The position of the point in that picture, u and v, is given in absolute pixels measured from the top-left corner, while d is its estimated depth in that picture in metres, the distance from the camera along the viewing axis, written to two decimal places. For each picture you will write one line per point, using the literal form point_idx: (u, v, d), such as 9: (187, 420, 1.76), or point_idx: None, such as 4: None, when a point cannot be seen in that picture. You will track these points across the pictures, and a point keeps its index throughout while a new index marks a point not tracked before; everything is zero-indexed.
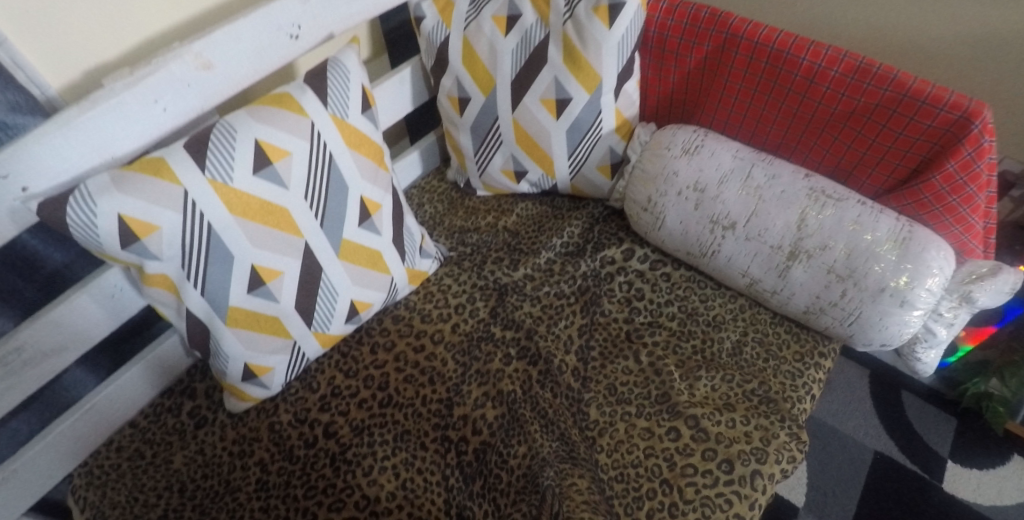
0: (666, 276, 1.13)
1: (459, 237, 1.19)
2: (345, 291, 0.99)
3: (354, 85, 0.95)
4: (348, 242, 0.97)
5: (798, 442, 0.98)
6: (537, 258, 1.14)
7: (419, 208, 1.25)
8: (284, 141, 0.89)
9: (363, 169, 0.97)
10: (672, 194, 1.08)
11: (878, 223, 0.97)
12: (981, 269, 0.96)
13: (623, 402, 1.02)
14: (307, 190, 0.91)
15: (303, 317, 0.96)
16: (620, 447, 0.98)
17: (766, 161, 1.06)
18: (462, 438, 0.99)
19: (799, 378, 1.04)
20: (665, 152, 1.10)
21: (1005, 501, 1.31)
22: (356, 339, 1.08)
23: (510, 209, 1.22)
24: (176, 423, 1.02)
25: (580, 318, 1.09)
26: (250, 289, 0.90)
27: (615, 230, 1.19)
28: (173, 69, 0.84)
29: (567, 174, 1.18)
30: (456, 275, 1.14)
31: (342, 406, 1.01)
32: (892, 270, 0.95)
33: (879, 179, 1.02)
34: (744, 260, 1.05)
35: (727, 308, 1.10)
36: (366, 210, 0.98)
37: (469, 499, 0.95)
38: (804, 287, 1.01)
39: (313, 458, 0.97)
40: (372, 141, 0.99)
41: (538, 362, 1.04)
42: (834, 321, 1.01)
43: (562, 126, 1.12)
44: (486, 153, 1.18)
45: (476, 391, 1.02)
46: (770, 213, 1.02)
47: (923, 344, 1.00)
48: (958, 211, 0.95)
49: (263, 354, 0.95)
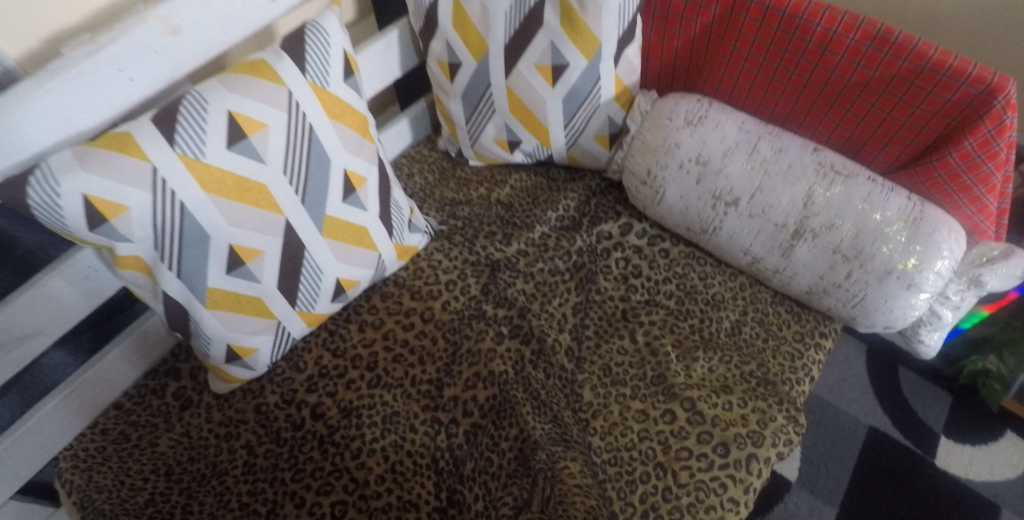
0: (665, 252, 1.10)
1: (450, 210, 1.15)
2: (330, 268, 0.95)
3: (334, 50, 0.90)
4: (332, 218, 0.93)
5: (795, 425, 0.95)
6: (531, 232, 1.11)
7: (409, 179, 1.20)
8: (259, 112, 0.84)
9: (347, 141, 0.92)
10: (673, 167, 1.03)
11: (888, 202, 0.93)
12: (992, 252, 0.93)
13: (618, 383, 0.99)
14: (285, 164, 0.87)
15: (286, 296, 0.93)
16: (614, 430, 0.96)
17: (772, 133, 1.01)
18: (452, 420, 0.96)
19: (799, 359, 1.01)
20: (666, 122, 1.04)
21: (996, 477, 1.30)
22: (343, 316, 1.05)
23: (503, 181, 1.18)
24: (161, 405, 1.00)
25: (575, 296, 1.06)
26: (229, 270, 0.86)
27: (613, 204, 1.15)
28: (137, 35, 0.78)
29: (562, 144, 1.13)
30: (446, 250, 1.10)
31: (329, 387, 0.99)
32: (901, 252, 0.91)
33: (891, 154, 0.98)
34: (746, 238, 1.01)
35: (727, 286, 1.06)
36: (351, 184, 0.94)
37: (460, 482, 0.92)
38: (808, 267, 0.98)
39: (301, 440, 0.95)
40: (356, 111, 0.94)
41: (531, 341, 1.02)
42: (836, 302, 0.98)
43: (558, 95, 1.06)
44: (478, 122, 1.13)
45: (467, 371, 1.00)
46: (775, 189, 0.98)
47: (927, 327, 0.97)
48: (973, 191, 0.91)
49: (247, 334, 0.92)
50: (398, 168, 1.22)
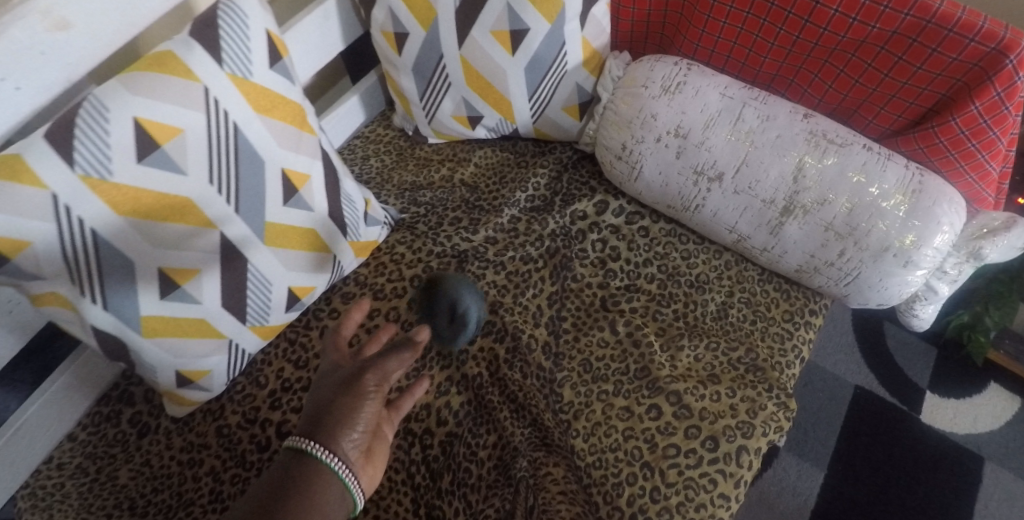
0: (644, 230, 1.02)
1: (410, 196, 1.07)
2: (280, 278, 0.88)
3: (254, 33, 0.79)
4: (274, 225, 0.84)
5: (786, 410, 0.89)
6: (499, 217, 1.03)
7: (364, 161, 1.13)
8: (173, 116, 0.75)
9: (280, 137, 0.83)
10: (650, 141, 0.93)
11: (885, 173, 0.85)
12: (994, 222, 0.87)
13: (599, 380, 0.92)
14: (210, 172, 0.78)
15: (233, 313, 0.85)
16: (597, 431, 0.89)
17: (758, 98, 0.91)
18: (426, 431, 0.91)
19: (788, 340, 0.95)
20: (642, 90, 0.94)
21: (980, 429, 1.31)
22: (304, 323, 0.98)
23: (466, 158, 1.11)
24: (117, 434, 0.93)
25: (550, 286, 0.99)
26: (163, 295, 0.79)
27: (586, 179, 1.07)
28: (16, 34, 0.68)
29: (528, 117, 1.03)
30: (409, 242, 1.03)
31: (294, 402, 0.93)
32: (898, 228, 0.84)
33: (887, 119, 0.89)
34: (731, 215, 0.92)
35: (712, 266, 1.00)
36: (292, 185, 0.85)
37: (438, 497, 0.88)
38: (798, 245, 0.90)
39: (268, 463, 0.90)
40: (290, 101, 0.84)
41: (505, 339, 0.95)
42: (828, 280, 0.92)
43: (519, 64, 0.96)
44: (434, 98, 1.04)
45: (438, 376, 0.94)
46: (762, 162, 0.88)
47: (922, 301, 0.92)
48: (976, 158, 0.85)
49: (196, 357, 0.85)
50: (352, 151, 1.15)
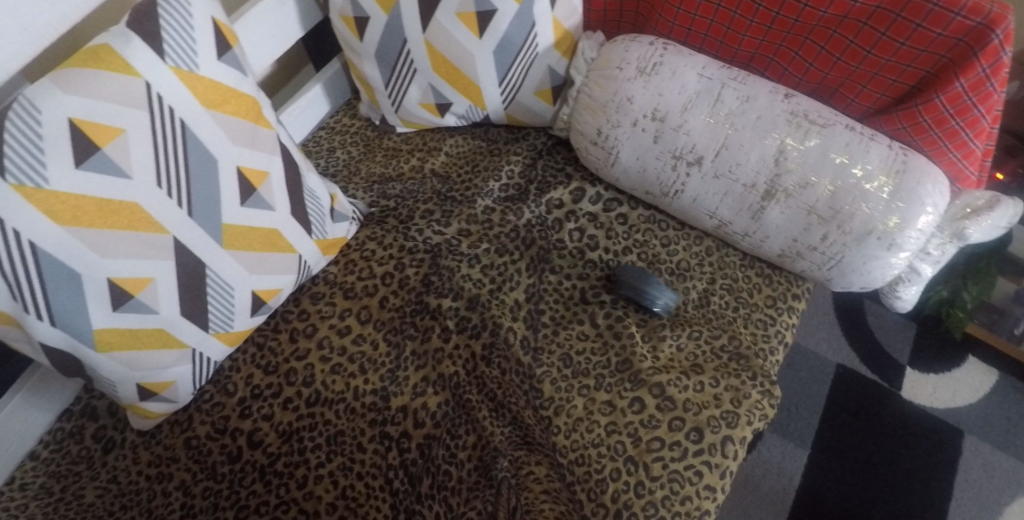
0: (623, 218, 0.99)
1: (379, 189, 1.04)
2: (241, 282, 0.86)
3: (197, 22, 0.76)
4: (232, 227, 0.83)
5: (771, 398, 0.88)
6: (473, 208, 1.00)
7: (330, 154, 1.09)
8: (113, 116, 0.72)
9: (232, 133, 0.80)
10: (627, 126, 0.89)
11: (868, 153, 0.82)
12: (977, 202, 0.86)
13: (580, 374, 0.89)
14: (158, 174, 0.75)
15: (193, 320, 0.84)
16: (579, 427, 0.86)
17: (737, 79, 0.87)
18: (403, 434, 0.88)
19: (771, 326, 0.93)
20: (616, 72, 0.89)
21: (960, 403, 1.32)
22: (272, 327, 0.95)
23: (437, 148, 1.07)
24: (82, 450, 0.90)
25: (527, 278, 0.95)
26: (116, 307, 0.77)
27: (562, 165, 1.03)
28: None
29: (499, 103, 0.99)
30: (379, 237, 1.00)
31: (265, 409, 0.90)
32: (882, 210, 0.81)
33: (870, 98, 0.87)
34: (712, 200, 0.89)
35: (693, 252, 0.97)
36: (248, 182, 0.82)
37: (418, 502, 0.85)
38: (780, 230, 0.87)
39: (240, 474, 0.87)
40: (242, 94, 0.81)
41: (481, 334, 0.92)
42: (811, 265, 0.89)
43: (487, 47, 0.92)
44: (400, 85, 0.99)
45: (414, 376, 0.91)
46: (743, 145, 0.85)
47: (905, 282, 0.91)
48: (959, 136, 0.83)
49: (157, 368, 0.84)
50: (316, 143, 1.11)
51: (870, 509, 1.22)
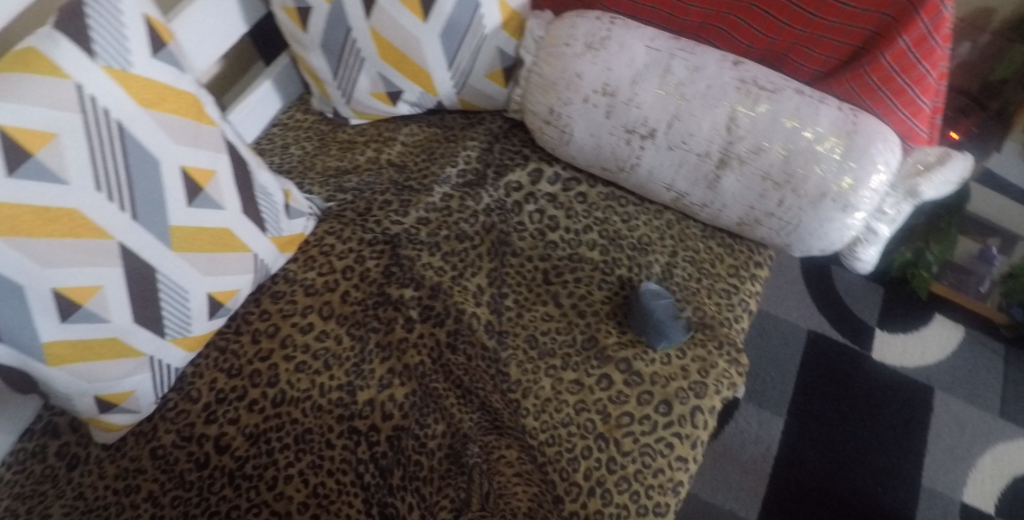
0: (582, 196, 0.98)
1: (336, 183, 1.02)
2: (195, 284, 0.85)
3: (127, 18, 0.75)
4: (180, 229, 0.82)
5: (738, 366, 0.89)
6: (430, 196, 0.98)
7: (283, 150, 1.06)
8: (44, 120, 0.71)
9: (173, 132, 0.80)
10: (578, 102, 0.88)
11: (818, 116, 0.82)
12: (928, 158, 0.87)
13: (546, 355, 0.89)
14: (96, 178, 0.74)
15: (147, 327, 0.83)
16: (547, 407, 0.86)
17: (685, 49, 0.87)
18: (371, 428, 0.87)
19: (734, 294, 0.93)
20: (564, 49, 0.88)
21: (928, 360, 1.34)
22: (233, 329, 0.93)
23: (392, 137, 1.05)
24: (45, 469, 0.87)
25: (488, 263, 0.95)
26: (63, 317, 0.76)
27: (519, 147, 1.02)
28: None
29: (451, 88, 0.98)
30: (338, 231, 0.98)
31: (230, 413, 0.88)
32: (835, 172, 0.81)
33: (818, 62, 0.87)
34: (668, 172, 0.89)
35: (653, 226, 0.97)
36: (194, 182, 0.82)
37: (391, 494, 0.84)
38: (736, 198, 0.87)
39: (208, 480, 0.85)
40: (181, 91, 0.80)
41: (445, 322, 0.91)
42: (770, 231, 0.89)
43: (433, 30, 0.90)
44: (347, 75, 0.97)
45: (379, 369, 0.90)
46: (694, 115, 0.84)
47: (864, 243, 0.91)
48: (908, 94, 0.83)
49: (115, 378, 0.82)
50: (270, 139, 1.08)
51: (847, 470, 1.24)
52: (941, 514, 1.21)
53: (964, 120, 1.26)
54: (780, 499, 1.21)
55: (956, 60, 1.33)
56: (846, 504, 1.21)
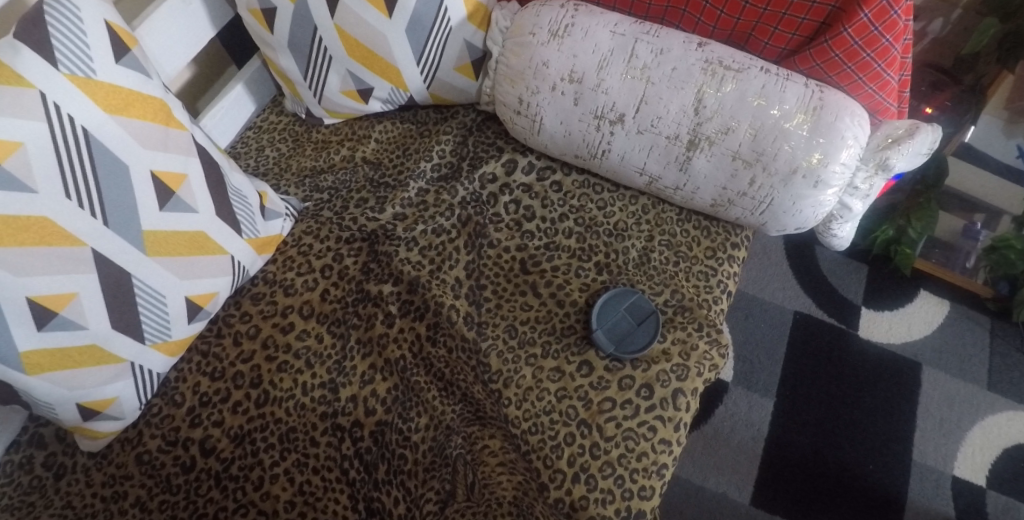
0: (557, 185, 0.99)
1: (312, 183, 1.02)
2: (172, 288, 0.85)
3: (88, 26, 0.76)
4: (154, 233, 0.82)
5: (719, 347, 0.88)
6: (406, 191, 0.99)
7: (259, 153, 1.07)
8: (10, 129, 0.71)
9: (141, 137, 0.80)
10: (546, 90, 0.89)
11: (784, 93, 0.83)
12: (897, 132, 0.87)
13: (526, 344, 0.89)
14: (66, 186, 0.75)
15: (125, 332, 0.83)
16: (529, 396, 0.86)
17: (650, 32, 0.87)
18: (355, 424, 0.87)
19: (713, 276, 0.93)
20: (529, 38, 0.89)
21: (915, 336, 1.35)
22: (214, 332, 0.93)
23: (367, 135, 1.05)
24: (32, 480, 0.86)
25: (466, 255, 0.95)
26: (40, 327, 0.77)
27: (493, 139, 1.02)
28: None
29: (420, 83, 0.98)
30: (315, 231, 0.98)
31: (215, 416, 0.88)
32: (803, 148, 0.82)
33: (783, 40, 0.87)
34: (639, 156, 0.89)
35: (629, 212, 0.97)
36: (165, 186, 0.82)
37: (376, 489, 0.85)
38: (708, 179, 0.87)
39: (195, 483, 0.85)
40: (148, 96, 0.81)
41: (425, 316, 0.92)
42: (744, 211, 0.89)
43: (398, 26, 0.91)
44: (318, 75, 0.98)
45: (361, 365, 0.91)
46: (661, 98, 0.85)
47: (839, 220, 0.92)
48: (873, 68, 0.83)
49: (96, 385, 0.82)
50: (245, 143, 1.08)
51: (838, 449, 1.24)
52: (933, 488, 1.21)
53: (941, 94, 1.27)
54: (774, 480, 1.21)
55: (929, 36, 1.33)
56: (839, 483, 1.21)
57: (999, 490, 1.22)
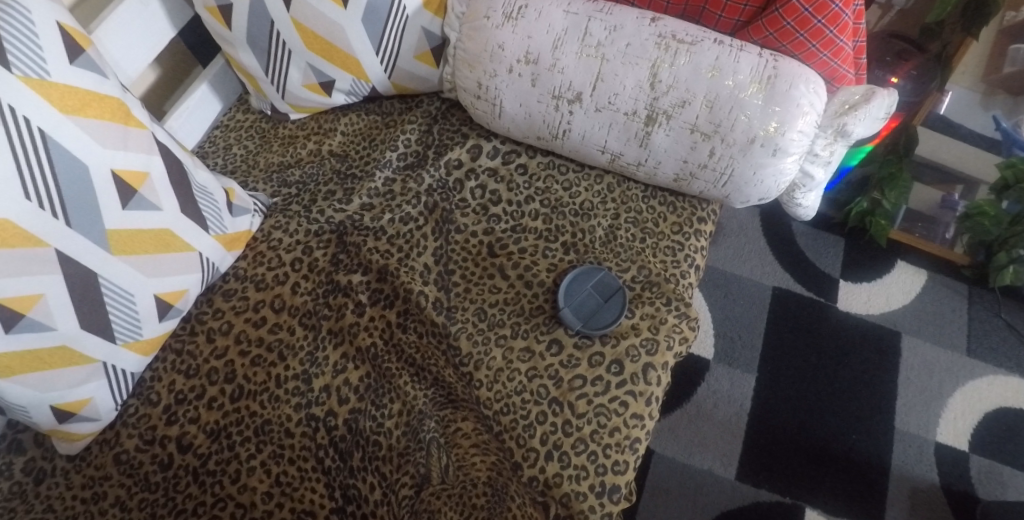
0: (522, 168, 1.00)
1: (279, 178, 1.03)
2: (141, 286, 0.86)
3: (41, 29, 0.76)
4: (119, 232, 0.83)
5: (689, 321, 0.89)
6: (372, 181, 1.00)
7: (226, 151, 1.07)
8: None
9: (100, 136, 0.81)
10: (503, 73, 0.90)
11: (738, 64, 0.83)
12: (854, 97, 0.87)
13: (496, 326, 0.90)
14: (26, 188, 0.75)
15: (95, 332, 0.83)
16: (500, 377, 0.87)
17: (603, 10, 0.88)
18: (329, 413, 0.88)
19: (680, 251, 0.94)
20: (485, 22, 0.90)
21: (893, 306, 1.35)
22: (187, 331, 0.93)
23: (332, 129, 1.06)
24: (12, 486, 0.85)
25: (433, 241, 0.96)
26: (8, 328, 0.77)
27: (457, 126, 1.03)
28: None
29: (381, 73, 0.99)
30: (284, 225, 0.98)
31: (191, 413, 0.88)
32: (759, 116, 0.82)
33: (736, 10, 0.89)
34: (600, 134, 0.89)
35: (594, 191, 0.98)
36: (126, 185, 0.83)
37: (352, 476, 0.85)
38: (669, 153, 0.88)
39: (173, 480, 0.85)
40: (105, 96, 0.82)
41: (395, 303, 0.93)
42: (706, 185, 0.90)
43: (354, 16, 0.92)
44: (279, 69, 0.99)
45: (334, 354, 0.91)
46: (617, 74, 0.86)
47: (803, 189, 0.92)
48: (824, 35, 0.84)
49: (69, 386, 0.83)
50: (212, 143, 1.09)
51: (820, 421, 1.24)
52: (916, 455, 1.22)
53: (906, 63, 1.27)
54: (760, 454, 1.21)
55: (894, 8, 1.33)
56: (824, 454, 1.22)
57: (982, 454, 1.22)
